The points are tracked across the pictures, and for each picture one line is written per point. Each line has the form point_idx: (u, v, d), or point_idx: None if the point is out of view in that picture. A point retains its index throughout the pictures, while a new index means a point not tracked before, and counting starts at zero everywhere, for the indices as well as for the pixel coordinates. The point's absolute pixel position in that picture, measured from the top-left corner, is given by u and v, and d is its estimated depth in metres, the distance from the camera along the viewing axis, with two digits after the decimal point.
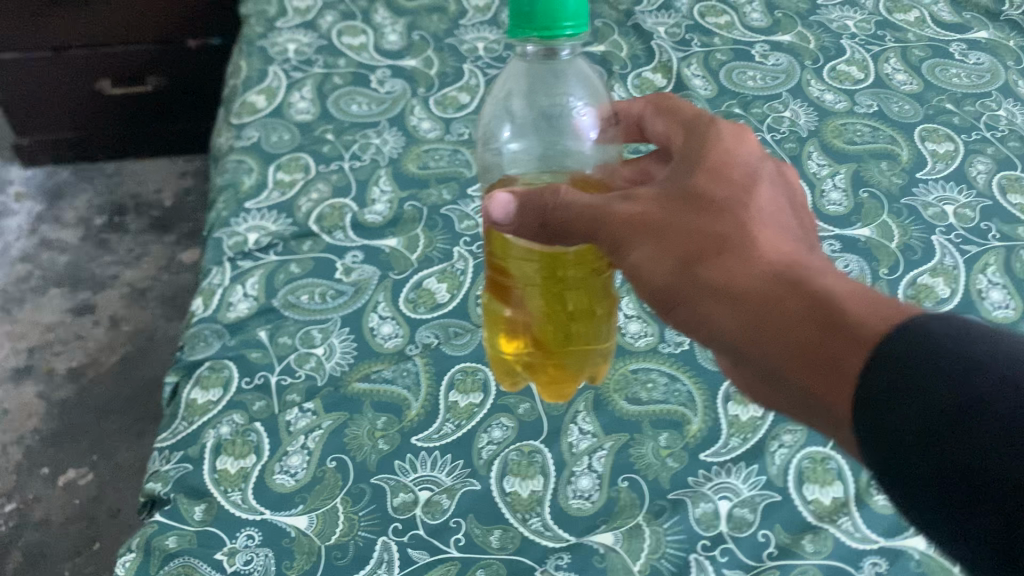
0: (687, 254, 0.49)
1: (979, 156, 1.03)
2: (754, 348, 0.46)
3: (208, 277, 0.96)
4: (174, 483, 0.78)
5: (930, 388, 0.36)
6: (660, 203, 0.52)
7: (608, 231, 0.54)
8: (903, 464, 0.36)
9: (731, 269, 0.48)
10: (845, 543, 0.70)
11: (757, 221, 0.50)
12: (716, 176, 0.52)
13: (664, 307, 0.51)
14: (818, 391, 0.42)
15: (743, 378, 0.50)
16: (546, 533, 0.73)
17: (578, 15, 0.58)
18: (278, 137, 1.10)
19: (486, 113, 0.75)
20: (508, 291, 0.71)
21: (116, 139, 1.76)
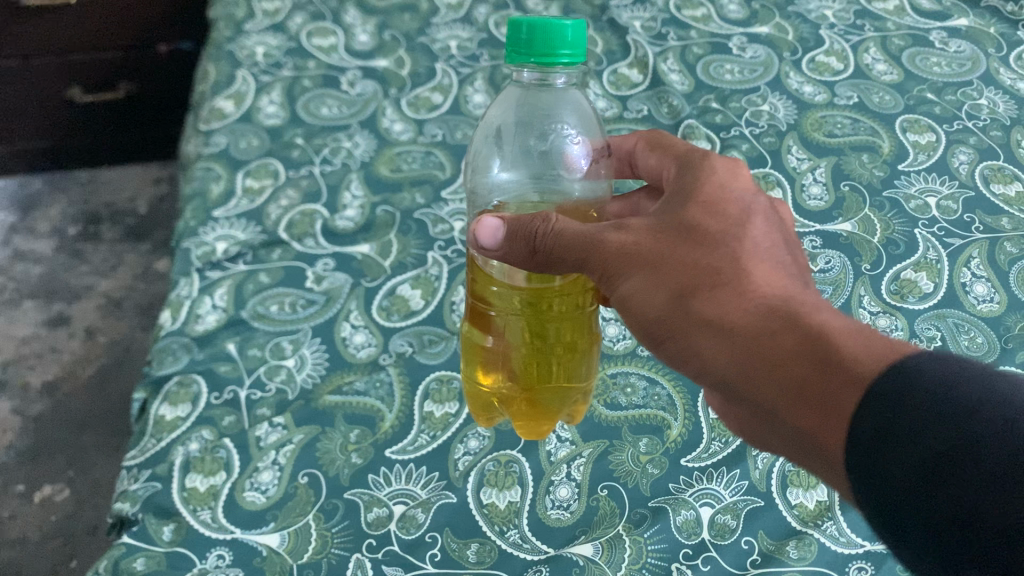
0: (680, 288, 0.48)
1: (961, 146, 1.01)
2: (751, 384, 0.45)
3: (176, 288, 0.93)
4: (142, 503, 0.75)
5: (920, 433, 0.35)
6: (654, 235, 0.50)
7: (596, 262, 0.51)
8: (895, 506, 0.35)
9: (725, 303, 0.47)
10: (830, 549, 0.69)
11: (753, 255, 0.49)
12: (713, 210, 0.51)
13: (660, 342, 0.51)
14: (814, 431, 0.41)
15: (741, 413, 0.49)
16: (524, 545, 0.71)
17: (577, 44, 0.56)
18: (247, 142, 1.07)
19: (478, 137, 0.70)
20: (487, 321, 0.66)
21: (90, 147, 1.72)
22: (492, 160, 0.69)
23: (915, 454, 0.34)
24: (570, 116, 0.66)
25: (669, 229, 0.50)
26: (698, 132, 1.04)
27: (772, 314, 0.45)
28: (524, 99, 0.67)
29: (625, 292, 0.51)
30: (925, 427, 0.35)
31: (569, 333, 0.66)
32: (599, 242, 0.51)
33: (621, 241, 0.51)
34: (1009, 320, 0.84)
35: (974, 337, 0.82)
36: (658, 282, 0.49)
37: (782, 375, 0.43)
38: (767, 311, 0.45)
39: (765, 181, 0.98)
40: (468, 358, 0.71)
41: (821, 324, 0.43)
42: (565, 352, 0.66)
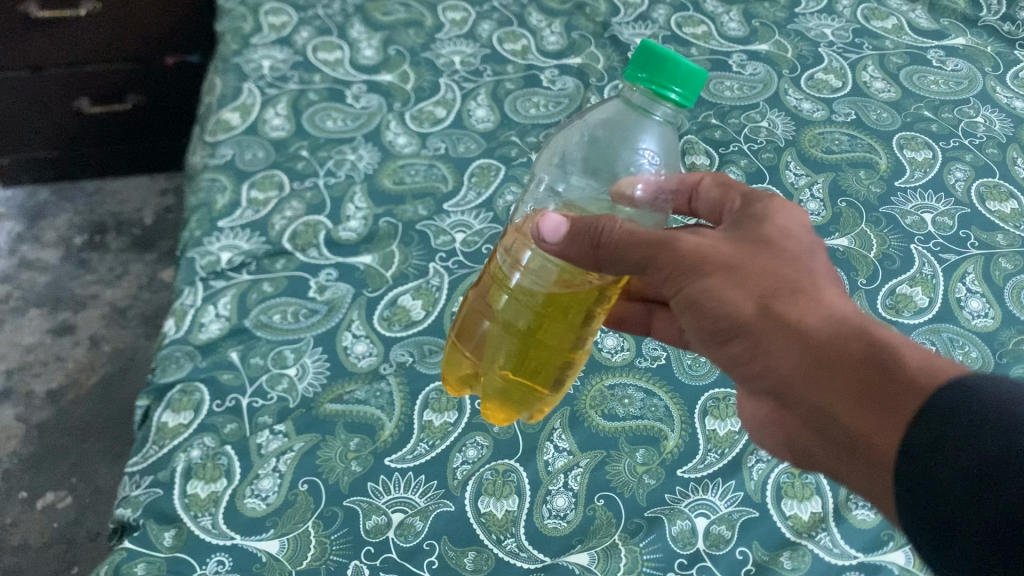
0: (749, 292, 0.50)
1: (957, 163, 1.02)
2: (808, 387, 0.46)
3: (180, 297, 0.94)
4: (144, 509, 0.76)
5: (968, 433, 0.37)
6: (730, 245, 0.52)
7: (668, 261, 0.52)
8: (935, 502, 0.37)
9: (795, 311, 0.48)
10: (824, 560, 0.70)
11: (825, 281, 0.50)
12: (785, 236, 0.53)
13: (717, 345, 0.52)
14: (870, 432, 0.43)
15: (788, 425, 0.50)
16: (521, 554, 0.72)
17: (692, 88, 0.55)
18: (253, 154, 1.09)
19: (571, 134, 0.66)
20: (498, 291, 0.61)
21: (97, 158, 1.72)
22: (558, 166, 0.66)
23: (965, 461, 0.37)
24: (652, 148, 0.62)
25: (744, 244, 0.52)
26: (698, 147, 1.05)
27: (842, 327, 0.47)
28: (616, 115, 0.63)
29: (688, 292, 0.52)
30: (976, 429, 0.37)
31: (573, 341, 0.61)
32: (669, 242, 0.52)
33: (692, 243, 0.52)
34: (1003, 335, 0.85)
35: (968, 352, 0.84)
36: (726, 284, 0.50)
37: (846, 378, 0.45)
38: (836, 325, 0.47)
39: None
40: (462, 321, 0.67)
41: (890, 339, 0.45)
42: (565, 361, 0.62)
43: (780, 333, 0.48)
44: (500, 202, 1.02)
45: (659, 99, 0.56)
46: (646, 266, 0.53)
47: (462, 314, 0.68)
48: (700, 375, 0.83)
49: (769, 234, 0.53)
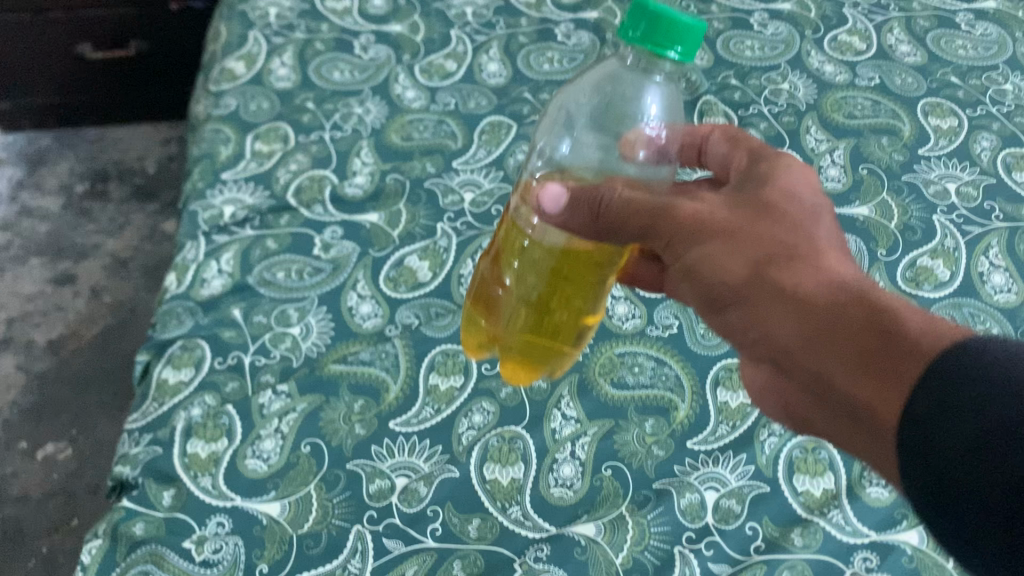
0: (748, 258, 0.47)
1: (983, 132, 0.99)
2: (809, 356, 0.44)
3: (182, 251, 0.92)
4: (143, 467, 0.75)
5: (979, 403, 0.35)
6: (728, 210, 0.49)
7: (664, 227, 0.49)
8: (944, 476, 0.35)
9: (795, 277, 0.45)
10: (836, 537, 0.69)
11: (828, 244, 0.48)
12: (784, 196, 0.50)
13: (711, 312, 0.50)
14: (875, 403, 0.41)
15: (790, 391, 0.48)
16: (526, 522, 0.71)
17: (691, 44, 0.53)
18: (257, 105, 1.05)
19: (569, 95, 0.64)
20: (509, 264, 0.60)
21: (101, 105, 1.68)
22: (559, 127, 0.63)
23: (975, 433, 0.35)
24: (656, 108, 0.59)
25: (741, 207, 0.49)
26: (716, 109, 1.02)
27: (844, 293, 0.44)
28: (617, 74, 0.60)
29: (685, 259, 0.49)
30: (990, 399, 0.35)
31: (590, 303, 0.60)
32: (667, 209, 0.49)
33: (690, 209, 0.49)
34: None
35: (989, 328, 0.81)
36: (725, 250, 0.48)
37: (852, 347, 0.42)
38: (838, 291, 0.44)
39: None
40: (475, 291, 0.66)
41: (896, 306, 0.42)
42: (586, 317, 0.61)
43: (780, 300, 0.45)
44: (511, 161, 0.99)
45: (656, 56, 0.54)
46: (642, 235, 0.50)
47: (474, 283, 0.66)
48: (712, 346, 0.81)
49: (767, 196, 0.50)
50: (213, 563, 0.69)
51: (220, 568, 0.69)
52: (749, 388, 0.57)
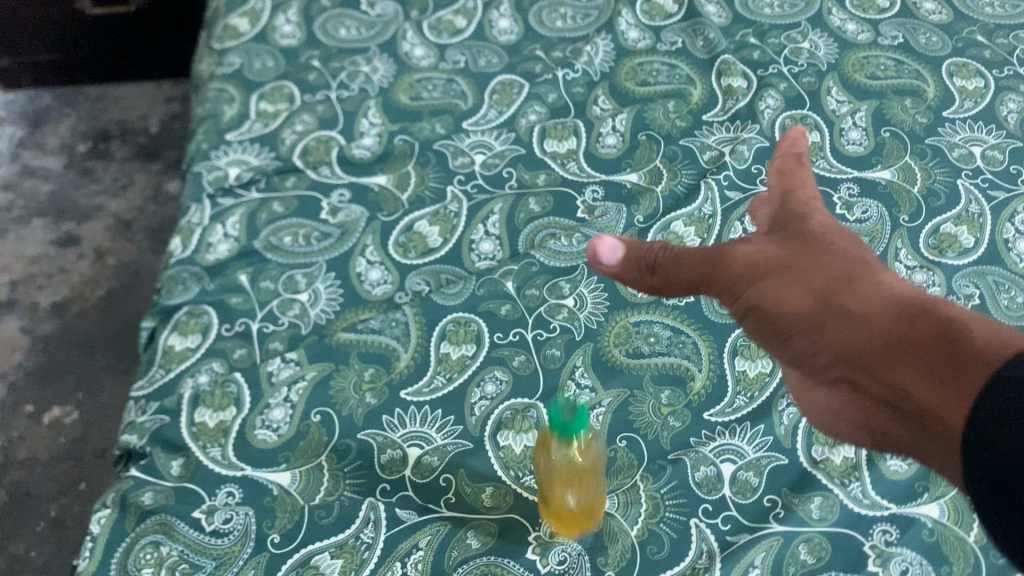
0: (807, 289, 0.50)
1: (1010, 94, 0.96)
2: (876, 373, 0.46)
3: (187, 215, 0.90)
4: (150, 436, 0.74)
5: None
6: (778, 249, 0.53)
7: (723, 272, 0.53)
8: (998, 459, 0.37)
9: (852, 300, 0.49)
10: (853, 509, 0.67)
11: (882, 273, 0.51)
12: (829, 233, 0.54)
13: (782, 351, 0.52)
14: (936, 404, 0.43)
15: (861, 416, 0.49)
16: (539, 492, 0.70)
17: None
18: (261, 64, 1.02)
19: None
20: None
21: (103, 62, 1.62)
22: None
23: None
24: None
25: (791, 245, 0.53)
26: (734, 68, 0.99)
27: (899, 311, 0.47)
28: None
29: (747, 297, 0.52)
30: None
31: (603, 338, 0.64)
32: (722, 258, 0.54)
33: (744, 255, 0.54)
34: None
35: (1014, 297, 0.79)
36: (783, 284, 0.51)
37: (909, 357, 0.45)
38: (893, 309, 0.47)
39: (801, 123, 0.93)
40: None
41: (946, 315, 0.45)
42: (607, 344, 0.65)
43: (840, 323, 0.48)
44: (523, 121, 0.96)
45: None
46: (704, 282, 0.54)
47: None
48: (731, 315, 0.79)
49: (816, 232, 0.54)
50: (224, 533, 0.68)
51: (230, 539, 0.68)
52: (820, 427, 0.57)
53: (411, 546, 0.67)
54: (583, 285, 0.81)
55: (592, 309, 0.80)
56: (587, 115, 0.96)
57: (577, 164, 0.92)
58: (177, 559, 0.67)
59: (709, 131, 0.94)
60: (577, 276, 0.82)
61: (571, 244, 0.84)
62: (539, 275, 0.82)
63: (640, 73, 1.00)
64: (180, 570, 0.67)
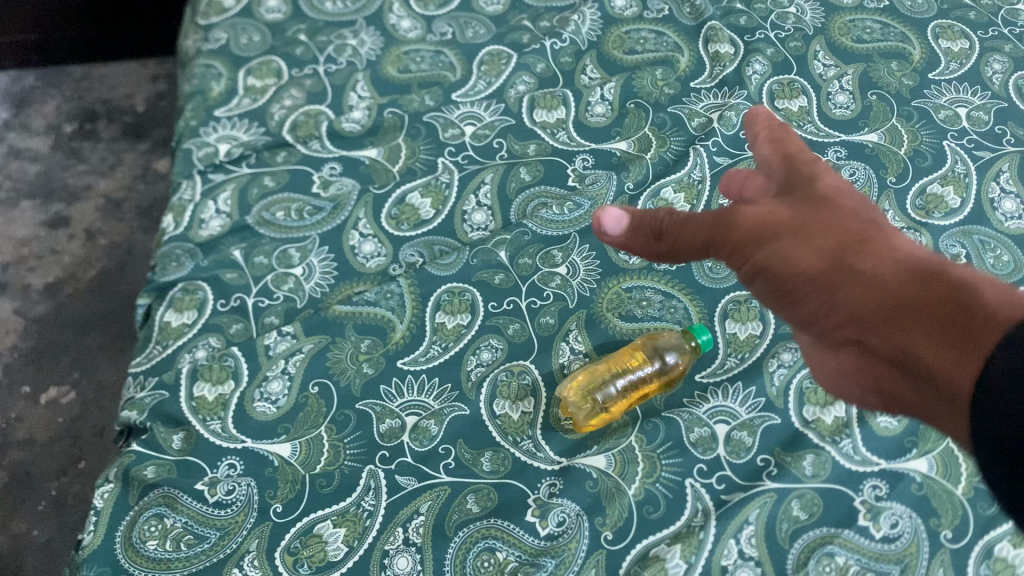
0: (818, 250, 0.49)
1: (995, 55, 0.96)
2: (893, 338, 0.45)
3: (179, 192, 0.91)
4: (150, 411, 0.75)
5: None
6: (787, 209, 0.51)
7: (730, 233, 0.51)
8: None
9: (866, 262, 0.47)
10: (845, 466, 0.68)
11: (892, 234, 0.49)
12: (838, 191, 0.52)
13: (793, 311, 0.51)
14: (949, 370, 0.41)
15: (874, 376, 0.49)
16: (537, 454, 0.71)
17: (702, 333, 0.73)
18: (248, 39, 1.02)
19: None
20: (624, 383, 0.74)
21: (85, 43, 1.58)
22: None
23: None
24: None
25: (801, 205, 0.51)
26: (722, 35, 0.98)
27: (913, 273, 0.45)
28: None
29: (757, 259, 0.50)
30: None
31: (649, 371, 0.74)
32: (731, 218, 0.51)
33: (753, 214, 0.51)
34: None
35: (1000, 256, 0.80)
36: (795, 246, 0.49)
37: (926, 322, 0.43)
38: (907, 272, 0.46)
39: (789, 88, 0.93)
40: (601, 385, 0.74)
41: (962, 280, 0.43)
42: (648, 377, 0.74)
43: (853, 286, 0.47)
44: (512, 92, 0.96)
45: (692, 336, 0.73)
46: (711, 246, 0.52)
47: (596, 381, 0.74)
48: (721, 279, 0.79)
49: (825, 190, 0.52)
50: (226, 504, 0.69)
51: (233, 509, 0.69)
52: (830, 385, 0.57)
53: (412, 511, 0.68)
54: (575, 253, 0.82)
55: (584, 277, 0.80)
56: (576, 84, 0.96)
57: (566, 134, 0.92)
58: (181, 530, 0.68)
59: (696, 98, 0.94)
60: (569, 245, 0.82)
61: (564, 212, 0.85)
62: (532, 244, 0.83)
63: (627, 42, 1.00)
64: (184, 541, 0.68)
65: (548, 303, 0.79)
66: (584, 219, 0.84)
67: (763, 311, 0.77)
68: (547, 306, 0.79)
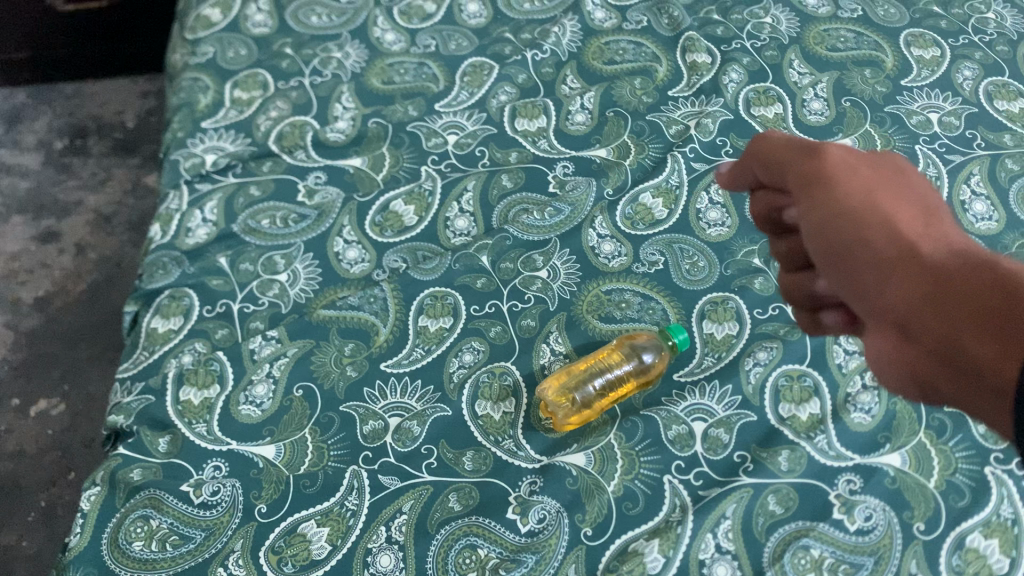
0: (880, 218, 0.45)
1: (967, 62, 0.97)
2: (929, 314, 0.40)
3: (166, 202, 0.92)
4: (137, 416, 0.77)
5: None
6: (863, 174, 0.48)
7: (807, 178, 0.48)
8: None
9: (921, 243, 0.43)
10: (819, 460, 0.69)
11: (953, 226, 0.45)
12: (916, 183, 0.48)
13: (833, 275, 0.46)
14: (993, 361, 0.37)
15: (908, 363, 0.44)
16: (518, 453, 0.73)
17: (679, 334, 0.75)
18: (235, 52, 1.04)
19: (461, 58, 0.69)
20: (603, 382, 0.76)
21: (76, 60, 1.60)
22: None
23: None
24: None
25: (875, 173, 0.48)
26: (699, 44, 1.00)
27: (966, 259, 0.41)
28: None
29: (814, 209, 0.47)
30: None
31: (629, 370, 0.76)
32: (817, 158, 0.49)
33: (839, 161, 0.48)
34: (1007, 238, 0.82)
35: None
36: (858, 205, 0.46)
37: (972, 306, 0.39)
38: (959, 257, 0.42)
39: (764, 96, 0.95)
40: (579, 385, 0.75)
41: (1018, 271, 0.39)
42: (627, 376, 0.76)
43: (903, 257, 0.43)
44: (494, 102, 0.98)
45: (669, 336, 0.75)
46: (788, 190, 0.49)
47: (576, 380, 0.75)
48: (698, 281, 0.81)
49: (904, 174, 0.49)
50: (212, 505, 0.71)
51: (218, 510, 0.71)
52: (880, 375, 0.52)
53: (395, 510, 0.70)
54: (556, 256, 0.83)
55: (564, 280, 0.82)
56: (556, 94, 0.98)
57: (547, 142, 0.94)
58: (167, 531, 0.70)
59: (674, 106, 0.96)
60: (550, 249, 0.84)
61: (544, 218, 0.87)
62: (513, 249, 0.84)
63: (607, 52, 1.02)
64: (170, 541, 0.69)
65: (529, 306, 0.80)
66: (564, 224, 0.86)
67: (739, 311, 0.78)
68: (528, 309, 0.80)
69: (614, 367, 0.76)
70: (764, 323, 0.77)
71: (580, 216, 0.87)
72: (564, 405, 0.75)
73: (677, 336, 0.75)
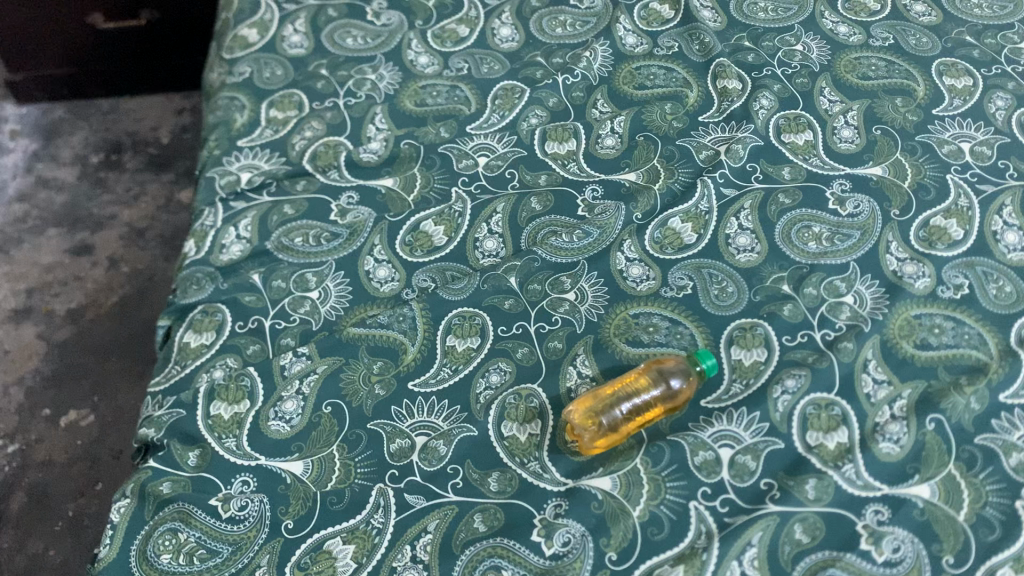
0: None
1: (999, 92, 0.96)
2: None
3: (201, 218, 0.94)
4: (167, 428, 0.78)
5: None
6: None
7: None
8: None
9: None
10: (846, 490, 0.69)
11: None
12: None
13: None
14: None
15: None
16: (544, 475, 0.73)
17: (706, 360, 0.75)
18: (271, 72, 1.06)
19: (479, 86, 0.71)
20: (632, 407, 0.75)
21: (113, 77, 1.63)
22: None
23: None
24: None
25: None
26: (730, 71, 1.01)
27: None
28: None
29: None
30: None
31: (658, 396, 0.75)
32: None
33: None
34: None
35: (1002, 287, 0.79)
36: None
37: None
38: None
39: (794, 123, 0.95)
40: (608, 408, 0.75)
41: None
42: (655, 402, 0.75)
43: None
44: (524, 125, 0.99)
45: (697, 362, 0.75)
46: None
47: (604, 404, 0.75)
48: (726, 306, 0.81)
49: None
50: (240, 520, 0.72)
51: (246, 525, 0.72)
52: None
53: (420, 529, 0.70)
54: (583, 279, 0.84)
55: (592, 302, 0.82)
56: (587, 118, 0.99)
57: (577, 165, 0.95)
58: (195, 544, 0.71)
59: (704, 131, 0.96)
60: (578, 272, 0.84)
61: (573, 241, 0.87)
62: (541, 270, 0.85)
63: (638, 77, 1.02)
64: (198, 555, 0.71)
65: (557, 328, 0.81)
66: (593, 247, 0.87)
67: (768, 338, 0.78)
68: (555, 331, 0.81)
69: (642, 391, 0.75)
70: (793, 350, 0.77)
71: (609, 239, 0.87)
72: (592, 428, 0.74)
73: (704, 362, 0.75)
